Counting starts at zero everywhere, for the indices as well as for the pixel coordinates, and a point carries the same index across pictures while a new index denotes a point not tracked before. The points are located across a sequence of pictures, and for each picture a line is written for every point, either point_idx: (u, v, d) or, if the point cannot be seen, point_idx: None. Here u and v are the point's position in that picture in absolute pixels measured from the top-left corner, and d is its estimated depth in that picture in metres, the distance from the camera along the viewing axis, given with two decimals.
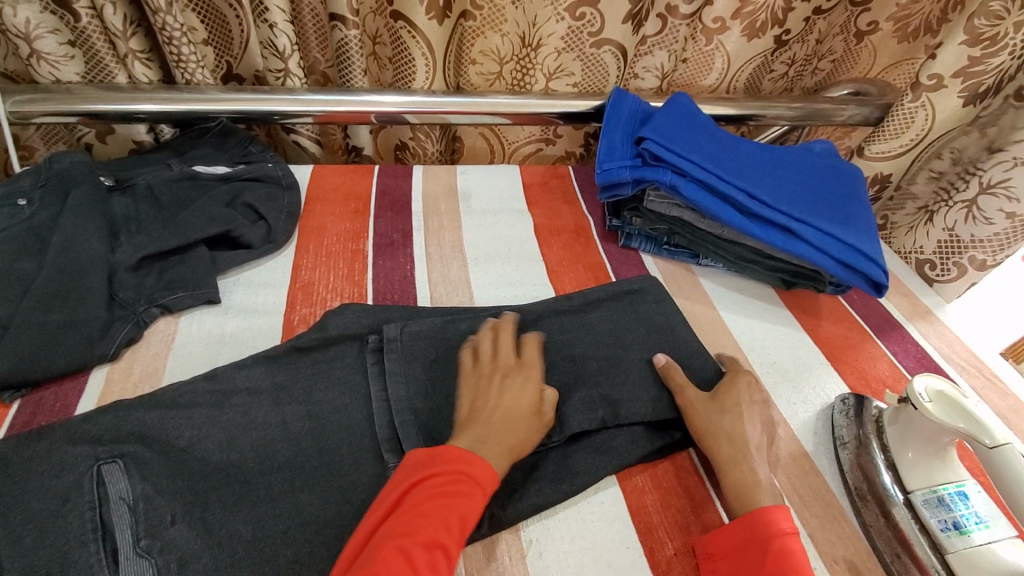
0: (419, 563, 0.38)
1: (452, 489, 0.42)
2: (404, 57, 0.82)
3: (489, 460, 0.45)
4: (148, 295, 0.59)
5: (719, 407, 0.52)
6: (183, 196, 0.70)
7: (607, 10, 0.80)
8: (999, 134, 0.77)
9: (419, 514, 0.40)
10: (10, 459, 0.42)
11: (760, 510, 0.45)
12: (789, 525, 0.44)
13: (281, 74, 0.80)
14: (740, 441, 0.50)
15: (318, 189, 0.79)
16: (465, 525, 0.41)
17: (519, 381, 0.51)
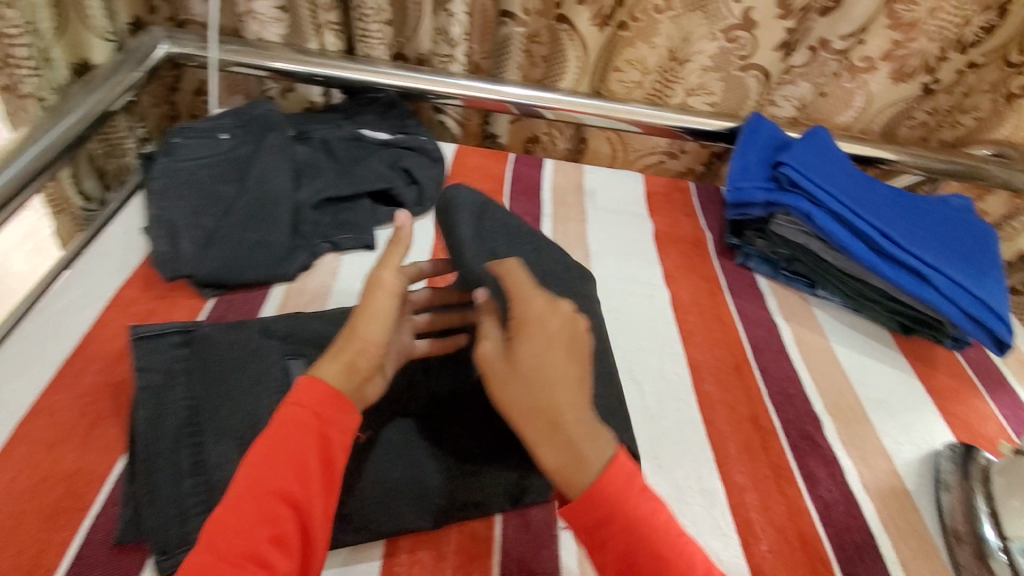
0: (258, 512, 0.38)
1: (281, 427, 0.40)
2: (559, 56, 0.88)
3: (319, 380, 0.42)
4: (323, 232, 0.68)
5: (522, 371, 0.40)
6: (353, 153, 0.79)
7: (761, 36, 0.83)
8: None
9: (251, 466, 0.39)
10: (223, 339, 0.51)
11: (587, 484, 0.38)
12: (624, 487, 0.38)
13: (446, 59, 0.89)
14: (546, 425, 0.39)
15: (461, 166, 0.86)
16: (306, 461, 0.40)
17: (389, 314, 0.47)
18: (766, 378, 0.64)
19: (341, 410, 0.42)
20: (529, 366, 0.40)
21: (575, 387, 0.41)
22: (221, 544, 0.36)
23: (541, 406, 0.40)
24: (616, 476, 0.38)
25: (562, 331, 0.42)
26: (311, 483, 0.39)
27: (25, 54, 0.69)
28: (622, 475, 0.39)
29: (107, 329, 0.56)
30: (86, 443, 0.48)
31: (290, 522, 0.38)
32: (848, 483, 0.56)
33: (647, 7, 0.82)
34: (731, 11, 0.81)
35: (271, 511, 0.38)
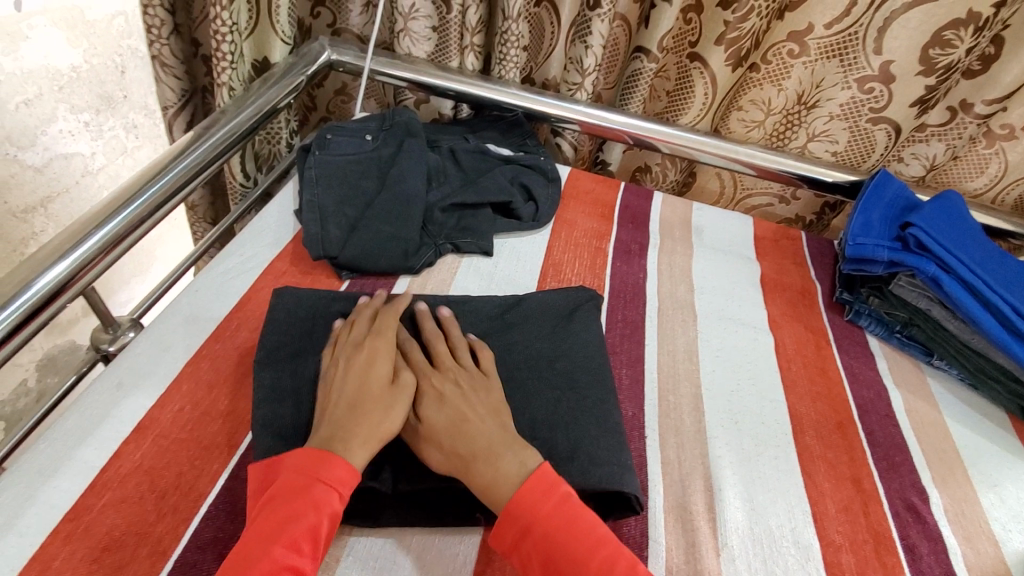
0: None
1: (301, 500, 0.41)
2: (684, 90, 0.91)
3: (334, 455, 0.44)
4: (448, 233, 0.73)
5: (434, 415, 0.49)
6: (477, 165, 0.85)
7: (899, 90, 0.81)
8: None
9: (254, 534, 0.40)
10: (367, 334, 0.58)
11: (507, 501, 0.44)
12: (545, 497, 0.43)
13: (573, 86, 0.94)
14: (467, 453, 0.46)
15: (573, 189, 0.90)
16: (312, 531, 0.41)
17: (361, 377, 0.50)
18: (871, 441, 0.62)
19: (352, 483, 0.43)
20: (450, 405, 0.49)
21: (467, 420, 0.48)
22: None
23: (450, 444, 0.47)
24: (536, 482, 0.44)
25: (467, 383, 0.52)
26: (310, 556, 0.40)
27: (226, 50, 0.83)
28: (548, 481, 0.44)
29: (260, 295, 0.64)
30: (238, 389, 0.55)
31: None
32: (952, 564, 0.52)
33: (781, 52, 0.83)
34: (870, 62, 0.80)
35: None
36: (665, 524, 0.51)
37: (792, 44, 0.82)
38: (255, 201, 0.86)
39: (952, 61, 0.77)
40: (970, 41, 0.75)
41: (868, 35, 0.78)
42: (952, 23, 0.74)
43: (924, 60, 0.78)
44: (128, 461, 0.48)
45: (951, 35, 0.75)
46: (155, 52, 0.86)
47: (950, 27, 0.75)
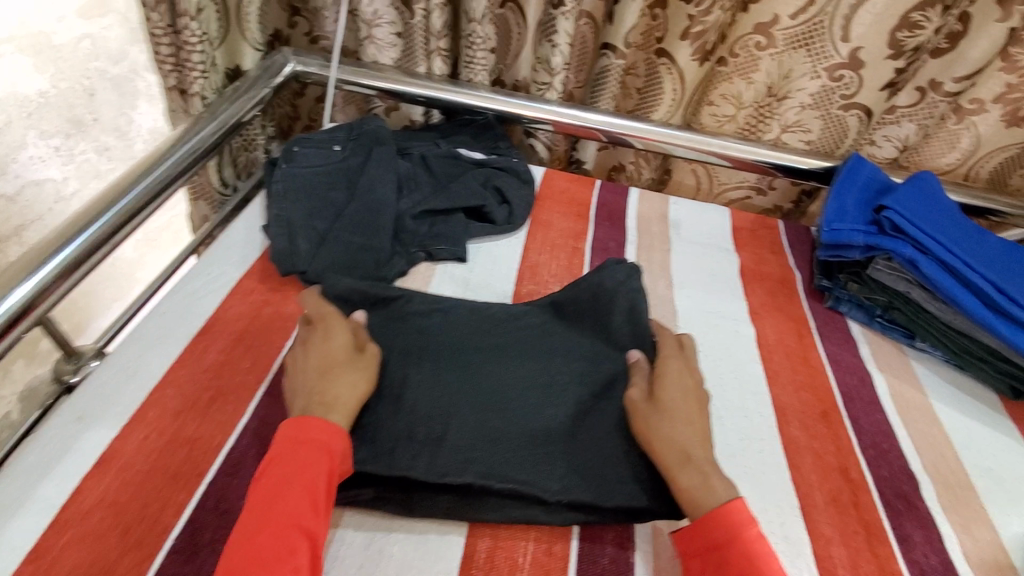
0: (270, 546, 0.40)
1: (293, 464, 0.44)
2: (654, 87, 0.90)
3: (320, 420, 0.47)
4: (420, 241, 0.72)
5: (676, 400, 0.52)
6: (449, 171, 0.84)
7: (868, 76, 0.81)
8: None
9: (256, 506, 0.42)
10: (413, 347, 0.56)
11: (714, 510, 0.45)
12: (747, 524, 0.44)
13: (543, 86, 0.93)
14: (689, 457, 0.48)
15: (548, 189, 0.89)
16: (315, 491, 0.43)
17: (323, 345, 0.53)
18: (858, 429, 0.61)
19: (344, 444, 0.47)
20: (683, 391, 0.53)
21: (691, 425, 0.51)
22: None
23: (679, 445, 0.49)
24: (740, 510, 0.45)
25: (693, 383, 0.55)
26: (322, 513, 0.43)
27: (198, 60, 0.80)
28: (744, 515, 0.45)
29: (227, 314, 0.62)
30: (206, 413, 0.53)
31: (304, 550, 0.41)
32: (948, 552, 0.52)
33: (748, 44, 0.83)
34: (837, 50, 0.80)
35: (291, 543, 0.41)
36: None
37: (758, 36, 0.82)
38: (235, 205, 0.81)
39: (919, 42, 0.77)
40: (938, 22, 0.75)
41: (834, 24, 0.78)
42: (919, 5, 0.74)
43: (892, 43, 0.78)
44: (91, 496, 0.47)
45: (918, 17, 0.75)
46: (175, 82, 0.84)
47: (917, 8, 0.74)
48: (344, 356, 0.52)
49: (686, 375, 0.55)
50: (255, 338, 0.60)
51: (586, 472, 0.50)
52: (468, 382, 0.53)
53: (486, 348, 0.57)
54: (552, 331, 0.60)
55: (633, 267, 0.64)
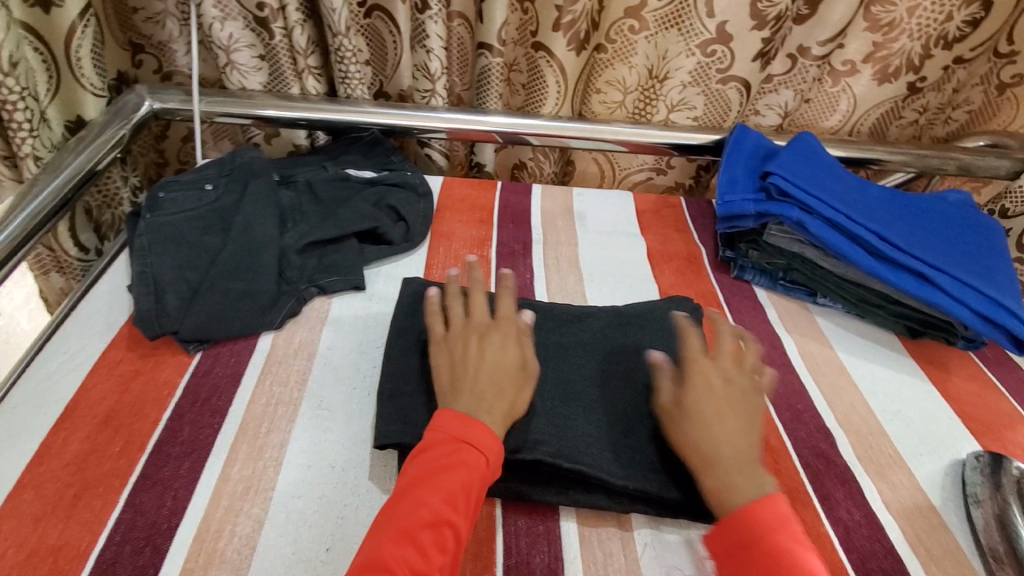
0: (425, 541, 0.41)
1: (457, 465, 0.44)
2: (538, 84, 0.88)
3: (487, 427, 0.47)
4: (310, 275, 0.67)
5: (704, 398, 0.51)
6: (338, 195, 0.79)
7: (738, 48, 0.83)
8: None
9: (416, 496, 0.43)
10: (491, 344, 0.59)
11: (744, 506, 0.44)
12: (779, 521, 0.43)
13: (426, 94, 0.89)
14: (700, 461, 0.48)
15: (447, 199, 0.86)
16: (469, 498, 0.43)
17: (494, 345, 0.53)
18: (773, 395, 0.62)
19: (499, 454, 0.46)
20: (714, 387, 0.51)
21: (723, 426, 0.49)
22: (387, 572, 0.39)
23: (701, 447, 0.48)
24: (773, 508, 0.43)
25: (726, 381, 0.52)
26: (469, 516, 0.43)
27: (21, 119, 0.72)
28: (773, 515, 0.43)
29: (91, 394, 0.55)
30: (70, 516, 0.46)
31: (451, 548, 0.42)
32: (869, 503, 0.53)
33: (622, 29, 0.83)
34: (705, 26, 0.81)
35: (441, 538, 0.41)
36: (580, 543, 0.49)
37: (630, 19, 0.82)
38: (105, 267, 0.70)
39: (780, 11, 0.78)
40: None
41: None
42: None
43: (754, 15, 0.79)
44: None
45: None
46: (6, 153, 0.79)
47: None
48: (513, 366, 0.52)
49: (715, 381, 0.52)
50: (125, 416, 0.53)
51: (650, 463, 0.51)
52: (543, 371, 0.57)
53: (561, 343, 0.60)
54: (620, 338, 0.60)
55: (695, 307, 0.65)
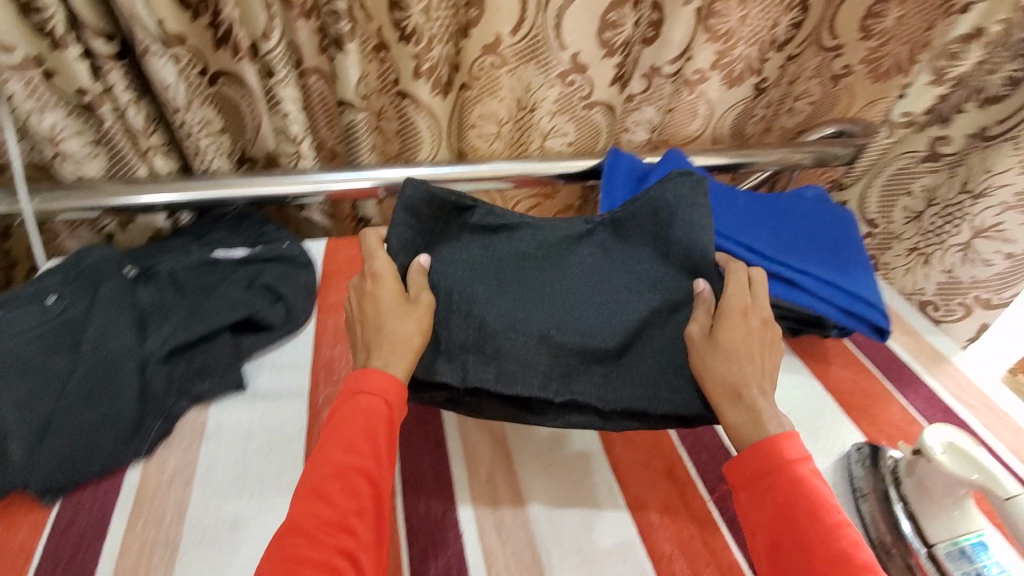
0: (333, 491, 0.49)
1: (357, 413, 0.53)
2: (411, 129, 0.86)
3: (383, 372, 0.55)
4: (178, 387, 0.62)
5: (742, 338, 0.58)
6: (206, 283, 0.71)
7: (595, 76, 0.84)
8: (973, 174, 0.81)
9: (326, 453, 0.51)
10: (490, 266, 0.64)
11: (763, 441, 0.53)
12: (798, 455, 0.51)
13: (293, 157, 0.84)
14: (740, 394, 0.56)
15: (333, 263, 0.82)
16: (374, 440, 0.52)
17: (383, 295, 0.60)
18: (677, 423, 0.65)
19: (400, 395, 0.55)
20: (743, 327, 0.59)
21: (753, 365, 0.58)
22: (303, 524, 0.47)
23: (730, 384, 0.57)
24: (794, 445, 0.52)
25: (753, 326, 0.60)
26: (379, 460, 0.51)
27: None
28: (792, 450, 0.52)
29: None
30: None
31: (363, 486, 0.50)
32: None
33: (484, 65, 0.82)
34: (560, 57, 0.81)
35: (352, 483, 0.49)
36: None
37: (490, 56, 0.81)
38: None
39: (625, 37, 0.80)
40: (633, 17, 0.78)
41: (549, 34, 0.79)
42: (611, 6, 0.76)
43: (602, 45, 0.80)
44: None
45: (614, 16, 0.77)
46: None
47: (611, 10, 0.76)
48: (400, 306, 0.59)
49: (751, 322, 0.60)
50: None
51: (638, 384, 0.61)
52: (530, 299, 0.63)
53: (547, 265, 0.65)
54: (673, 260, 0.65)
55: (697, 179, 0.66)
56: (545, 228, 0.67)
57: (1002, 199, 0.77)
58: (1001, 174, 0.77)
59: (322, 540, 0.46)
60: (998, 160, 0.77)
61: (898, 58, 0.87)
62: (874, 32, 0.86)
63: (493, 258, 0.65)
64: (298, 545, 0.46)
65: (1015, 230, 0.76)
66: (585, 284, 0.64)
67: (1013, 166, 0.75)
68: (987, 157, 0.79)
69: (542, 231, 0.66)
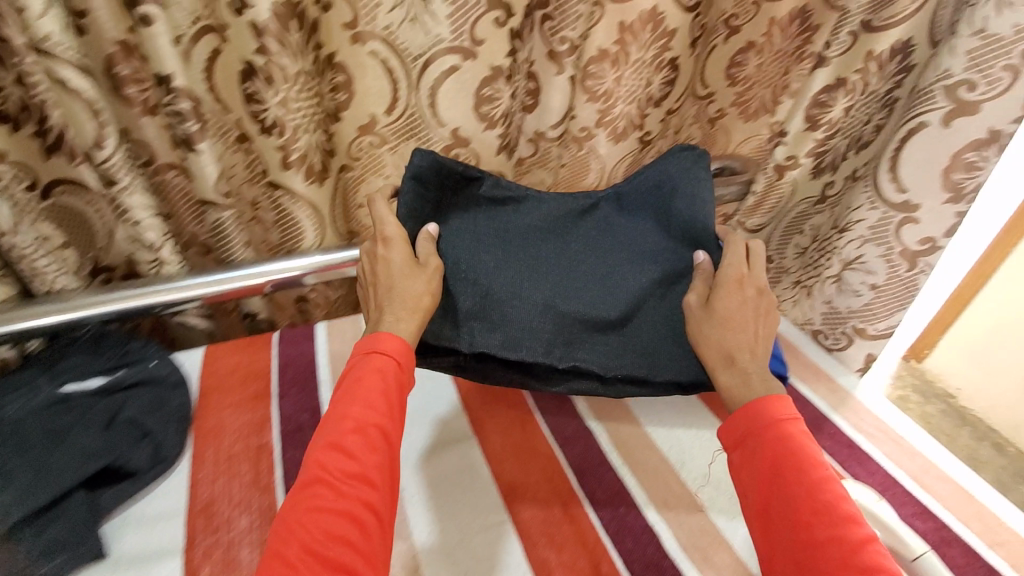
0: (352, 445, 0.53)
1: (372, 371, 0.57)
2: (291, 223, 0.80)
3: (396, 335, 0.60)
4: (22, 569, 0.54)
5: (742, 303, 0.67)
6: (55, 427, 0.62)
7: (479, 148, 0.82)
8: (837, 213, 0.85)
9: (343, 411, 0.55)
10: (504, 238, 0.71)
11: (759, 399, 0.60)
12: (790, 414, 0.59)
13: (154, 263, 0.77)
14: (733, 352, 0.65)
15: (210, 377, 0.75)
16: (388, 398, 0.56)
17: (392, 257, 0.64)
18: (597, 506, 0.64)
19: (410, 358, 0.60)
20: (738, 292, 0.68)
21: (745, 332, 0.66)
22: (326, 473, 0.52)
23: (723, 350, 0.65)
24: (786, 407, 0.59)
25: (750, 293, 0.68)
26: (393, 417, 0.56)
27: None
28: (784, 410, 0.59)
29: None
30: None
31: (378, 440, 0.54)
32: None
33: (363, 145, 0.78)
34: (439, 134, 0.79)
35: (370, 438, 0.54)
36: None
37: (368, 137, 0.77)
38: None
39: (503, 109, 0.79)
40: (508, 89, 0.77)
41: (424, 113, 0.77)
42: (484, 82, 0.75)
43: (481, 118, 0.78)
44: None
45: (489, 91, 0.76)
46: None
47: (484, 85, 0.75)
48: (411, 270, 0.64)
49: (748, 293, 0.68)
50: None
51: (641, 353, 0.70)
52: (537, 271, 0.70)
53: (555, 235, 0.73)
54: (675, 233, 0.75)
55: (699, 154, 0.75)
56: (550, 202, 0.74)
57: (861, 234, 0.82)
58: (858, 211, 0.81)
59: (346, 487, 0.51)
60: (856, 198, 0.82)
61: (764, 100, 0.92)
62: (738, 79, 0.90)
63: (504, 230, 0.72)
64: (318, 505, 0.50)
65: (875, 262, 0.81)
66: (592, 263, 0.73)
67: (864, 203, 0.80)
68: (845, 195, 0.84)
69: (546, 204, 0.74)
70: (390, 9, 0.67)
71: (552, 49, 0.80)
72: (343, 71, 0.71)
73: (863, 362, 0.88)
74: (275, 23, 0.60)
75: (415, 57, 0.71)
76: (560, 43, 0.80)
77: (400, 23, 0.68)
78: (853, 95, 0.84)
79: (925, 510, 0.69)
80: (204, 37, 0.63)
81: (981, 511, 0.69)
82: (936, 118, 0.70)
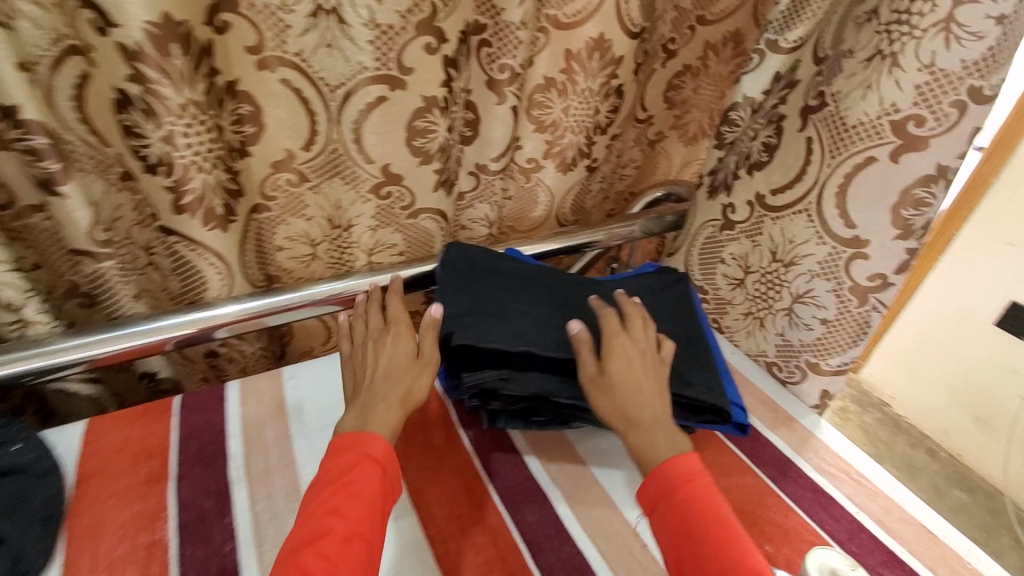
0: (332, 549, 0.47)
1: (356, 475, 0.52)
2: (190, 272, 0.69)
3: (378, 435, 0.55)
4: None
5: (625, 369, 0.62)
6: None
7: (413, 185, 0.74)
8: (776, 244, 0.83)
9: (322, 513, 0.50)
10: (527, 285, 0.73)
11: (667, 457, 0.57)
12: (696, 470, 0.56)
13: (17, 325, 0.64)
14: (639, 415, 0.60)
15: (92, 459, 0.63)
16: (373, 498, 0.51)
17: (387, 350, 0.63)
18: None
19: (395, 462, 0.55)
20: (630, 352, 0.64)
21: (643, 394, 0.62)
22: None
23: (629, 411, 0.60)
24: (691, 463, 0.56)
25: (646, 357, 0.64)
26: (376, 523, 0.51)
27: None
28: (689, 468, 0.56)
29: None
30: None
31: (362, 545, 0.49)
32: None
33: (279, 183, 0.69)
34: (368, 171, 0.71)
35: (351, 543, 0.48)
36: None
37: (285, 173, 0.68)
38: None
39: (440, 143, 0.71)
40: (445, 121, 0.69)
41: (347, 146, 0.68)
42: (417, 113, 0.67)
43: (415, 152, 0.71)
44: None
45: (423, 124, 0.68)
46: None
47: (417, 117, 0.67)
48: (408, 363, 0.62)
49: (632, 353, 0.64)
50: None
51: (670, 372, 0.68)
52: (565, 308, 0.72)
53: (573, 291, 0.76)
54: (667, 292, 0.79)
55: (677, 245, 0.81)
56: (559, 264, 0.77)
57: (809, 267, 0.79)
58: (804, 244, 0.79)
59: None
60: (795, 230, 0.79)
61: (700, 124, 0.93)
62: (677, 102, 0.90)
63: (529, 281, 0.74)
64: None
65: (824, 296, 0.79)
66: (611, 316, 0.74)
67: (811, 238, 0.78)
68: (782, 226, 0.81)
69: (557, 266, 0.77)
70: (300, 33, 0.59)
71: (491, 77, 0.72)
72: (249, 101, 0.61)
73: (818, 398, 0.85)
74: (152, 48, 0.50)
75: (335, 87, 0.63)
76: (499, 71, 0.71)
77: (314, 48, 0.60)
78: (756, 118, 0.83)
79: (894, 557, 0.66)
80: (68, 60, 0.52)
81: (944, 552, 0.68)
82: (884, 153, 0.68)
